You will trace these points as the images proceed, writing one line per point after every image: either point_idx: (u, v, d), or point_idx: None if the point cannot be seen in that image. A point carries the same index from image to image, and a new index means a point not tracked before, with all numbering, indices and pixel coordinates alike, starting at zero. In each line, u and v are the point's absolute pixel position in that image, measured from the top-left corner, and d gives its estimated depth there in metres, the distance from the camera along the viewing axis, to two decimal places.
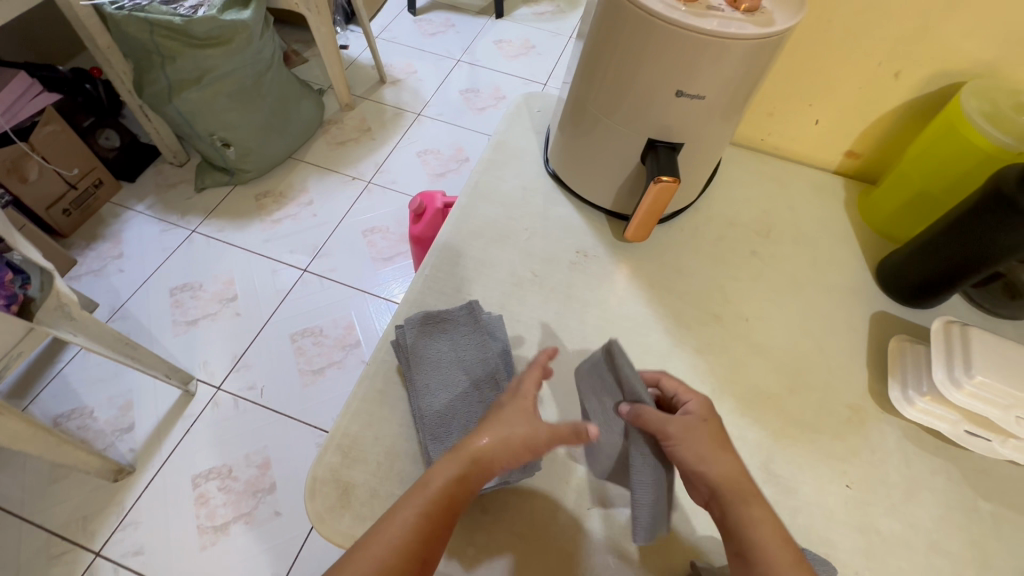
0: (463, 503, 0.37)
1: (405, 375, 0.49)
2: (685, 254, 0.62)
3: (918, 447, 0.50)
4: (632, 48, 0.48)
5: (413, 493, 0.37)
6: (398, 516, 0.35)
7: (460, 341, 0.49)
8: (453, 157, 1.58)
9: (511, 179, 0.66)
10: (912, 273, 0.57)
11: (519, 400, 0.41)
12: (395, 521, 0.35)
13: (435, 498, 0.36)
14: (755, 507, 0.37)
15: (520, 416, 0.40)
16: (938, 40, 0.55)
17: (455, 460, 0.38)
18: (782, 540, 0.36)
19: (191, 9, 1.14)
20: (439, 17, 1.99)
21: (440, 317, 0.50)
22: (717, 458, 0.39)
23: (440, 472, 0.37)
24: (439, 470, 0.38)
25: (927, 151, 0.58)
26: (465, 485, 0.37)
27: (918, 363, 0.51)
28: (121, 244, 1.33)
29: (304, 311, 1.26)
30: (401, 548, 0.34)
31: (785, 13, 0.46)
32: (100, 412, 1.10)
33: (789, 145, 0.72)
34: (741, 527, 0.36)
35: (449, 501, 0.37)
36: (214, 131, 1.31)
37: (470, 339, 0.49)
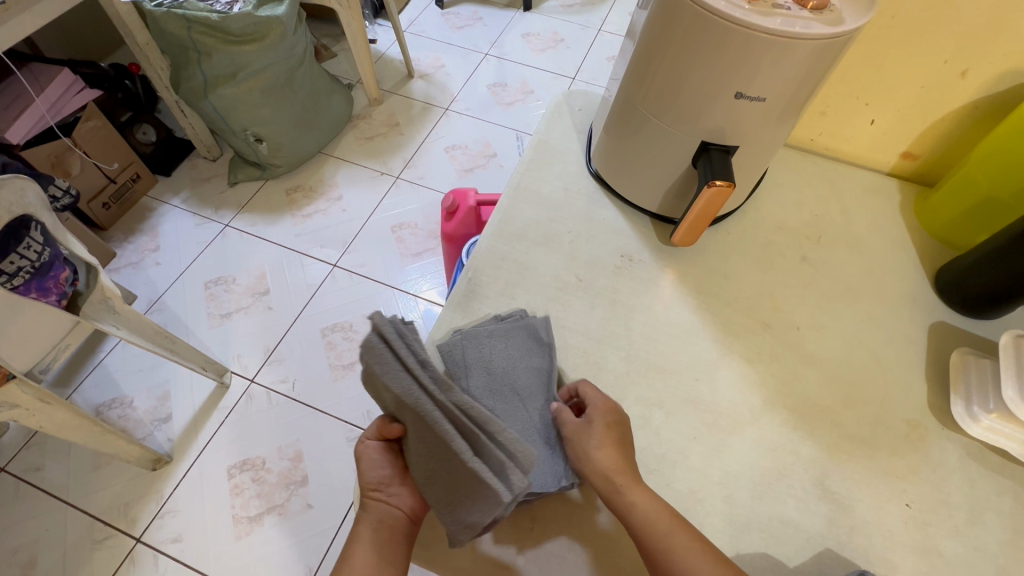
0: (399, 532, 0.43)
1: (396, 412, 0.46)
2: (732, 260, 0.60)
3: (981, 466, 0.48)
4: (687, 46, 0.46)
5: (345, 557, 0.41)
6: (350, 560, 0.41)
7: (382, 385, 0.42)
8: (481, 152, 1.57)
9: (553, 180, 0.64)
10: (977, 282, 0.54)
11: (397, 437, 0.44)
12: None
13: (370, 539, 0.42)
14: (643, 496, 0.41)
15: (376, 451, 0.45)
16: (1011, 35, 0.52)
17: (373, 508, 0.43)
18: (677, 525, 0.40)
19: (228, 5, 1.15)
20: (467, 11, 1.98)
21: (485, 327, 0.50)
22: (610, 457, 0.42)
23: (362, 529, 0.43)
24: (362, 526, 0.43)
25: (996, 153, 0.55)
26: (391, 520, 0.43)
27: (983, 378, 0.49)
28: (157, 237, 1.36)
29: (334, 306, 1.27)
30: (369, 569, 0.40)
31: (854, 11, 0.44)
32: (139, 403, 1.13)
33: (841, 145, 0.69)
34: (637, 517, 0.40)
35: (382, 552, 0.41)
36: (248, 126, 1.32)
37: (464, 351, 0.48)
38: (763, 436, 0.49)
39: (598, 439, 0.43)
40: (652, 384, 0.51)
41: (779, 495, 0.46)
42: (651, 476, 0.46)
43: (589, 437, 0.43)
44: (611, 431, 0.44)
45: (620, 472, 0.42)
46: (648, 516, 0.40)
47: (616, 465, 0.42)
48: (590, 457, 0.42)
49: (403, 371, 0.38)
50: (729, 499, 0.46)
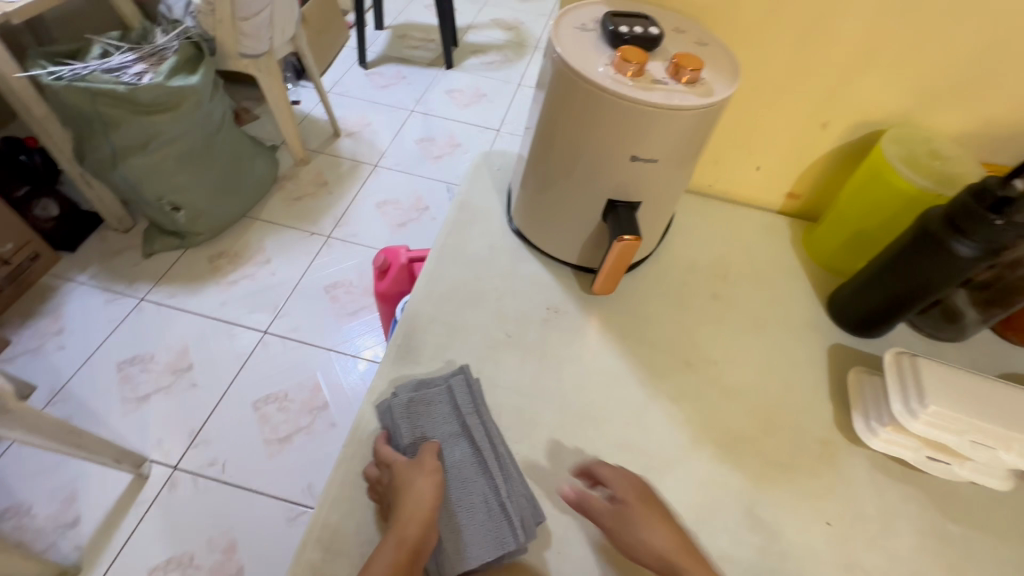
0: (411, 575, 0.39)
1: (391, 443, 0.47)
2: (651, 303, 0.64)
3: (886, 476, 0.52)
4: (585, 117, 0.50)
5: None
6: None
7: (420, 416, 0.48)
8: (413, 206, 1.58)
9: (477, 239, 0.66)
10: (864, 304, 0.61)
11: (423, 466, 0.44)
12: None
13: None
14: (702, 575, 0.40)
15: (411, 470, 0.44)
16: (856, 93, 0.61)
17: (395, 539, 0.40)
18: None
19: (135, 76, 1.13)
20: (391, 70, 2.04)
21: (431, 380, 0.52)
22: (665, 538, 0.42)
23: (381, 559, 0.39)
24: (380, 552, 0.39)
25: (859, 194, 0.63)
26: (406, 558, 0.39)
27: (876, 394, 0.54)
28: (61, 319, 1.25)
29: (266, 375, 1.21)
30: None
31: (723, 82, 0.49)
32: (39, 509, 1.00)
33: (736, 189, 0.77)
34: None
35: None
36: (163, 195, 1.27)
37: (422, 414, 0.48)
38: (695, 474, 0.51)
39: (647, 522, 0.42)
40: (586, 433, 0.52)
41: (714, 530, 0.48)
42: (593, 528, 0.47)
43: (632, 521, 0.43)
44: (654, 509, 0.44)
45: (678, 551, 0.41)
46: None
47: (672, 544, 0.42)
48: (643, 542, 0.42)
49: (474, 408, 0.49)
50: None
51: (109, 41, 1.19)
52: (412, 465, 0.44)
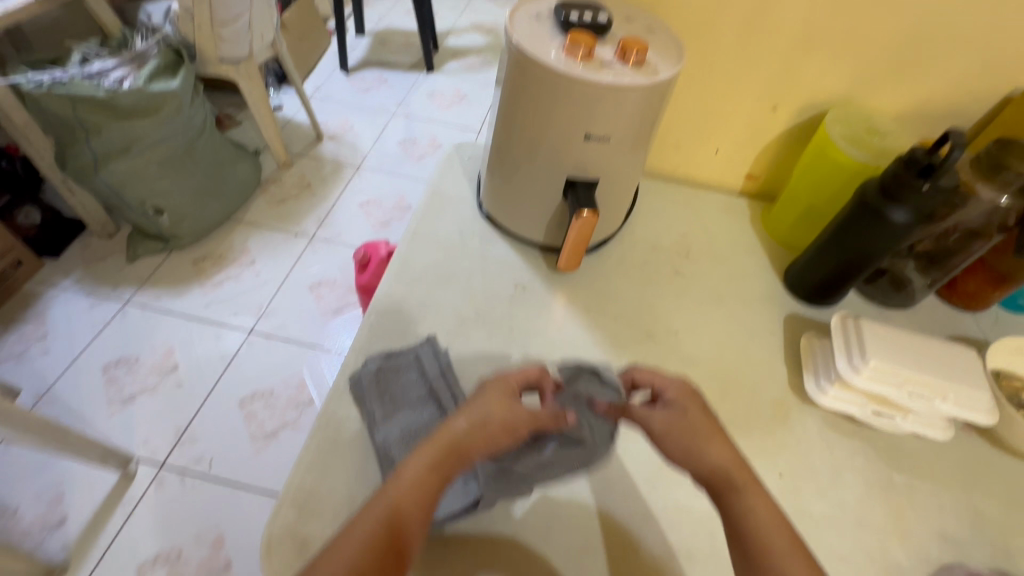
0: (437, 490, 0.39)
1: (361, 410, 0.50)
2: (616, 279, 0.67)
3: (836, 432, 0.56)
4: (540, 100, 0.53)
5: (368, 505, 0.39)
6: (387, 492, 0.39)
7: (391, 383, 0.51)
8: (395, 206, 1.61)
9: (448, 224, 0.69)
10: (813, 276, 0.64)
11: (504, 386, 0.44)
12: (357, 527, 0.37)
13: (411, 481, 0.39)
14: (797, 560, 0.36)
15: (473, 412, 0.42)
16: (801, 76, 0.65)
17: (428, 451, 0.41)
18: None
19: (116, 81, 1.14)
20: (372, 74, 2.07)
21: (400, 351, 0.55)
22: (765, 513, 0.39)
23: (415, 462, 0.40)
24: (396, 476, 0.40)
25: (809, 170, 0.66)
26: (434, 474, 0.40)
27: (826, 356, 0.58)
28: (46, 323, 1.26)
29: (252, 374, 1.22)
30: (391, 506, 0.38)
31: (668, 63, 0.53)
32: (26, 510, 1.01)
33: (697, 173, 0.80)
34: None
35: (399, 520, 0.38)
36: (145, 200, 1.28)
37: (391, 382, 0.51)
38: None
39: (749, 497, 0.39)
40: None
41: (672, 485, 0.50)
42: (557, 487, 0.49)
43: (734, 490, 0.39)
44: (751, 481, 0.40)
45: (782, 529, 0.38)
46: None
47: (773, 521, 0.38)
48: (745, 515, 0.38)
49: (441, 376, 0.52)
50: (628, 496, 0.49)
51: (88, 50, 1.21)
52: (501, 386, 0.44)
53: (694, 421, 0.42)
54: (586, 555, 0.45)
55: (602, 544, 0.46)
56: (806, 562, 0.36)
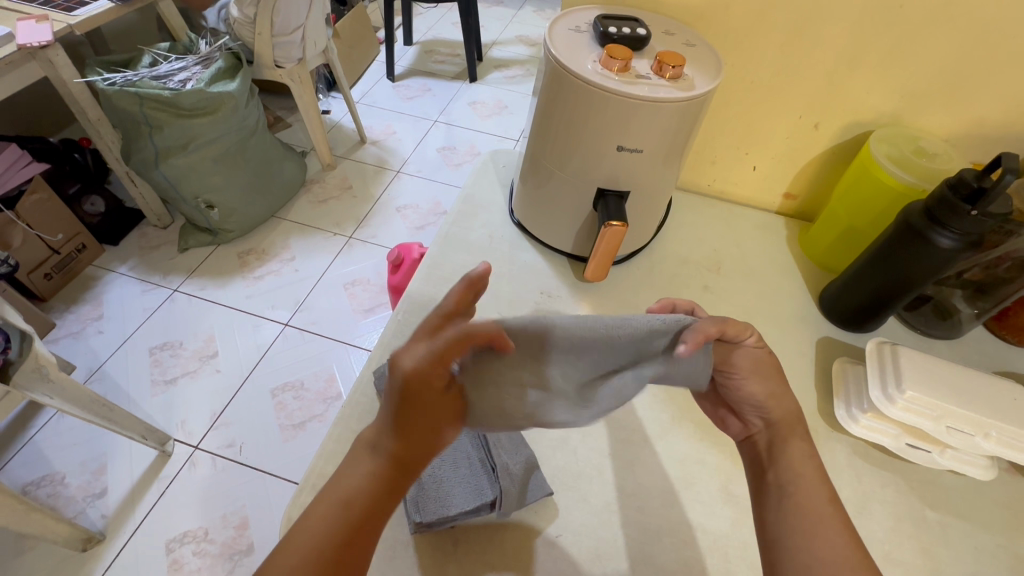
0: (381, 505, 0.34)
1: None
2: (643, 292, 0.67)
3: (866, 461, 0.53)
4: (575, 110, 0.54)
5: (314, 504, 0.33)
6: (321, 516, 0.33)
7: None
8: (431, 210, 1.64)
9: (479, 228, 0.71)
10: (850, 299, 0.62)
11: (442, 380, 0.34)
12: (308, 527, 0.32)
13: (349, 500, 0.33)
14: (831, 524, 0.37)
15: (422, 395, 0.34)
16: (846, 94, 0.63)
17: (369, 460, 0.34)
18: (851, 548, 0.36)
19: (180, 83, 1.22)
20: (417, 82, 2.13)
21: None
22: (811, 473, 0.40)
23: (358, 473, 0.34)
24: (351, 460, 0.35)
25: (850, 191, 0.64)
26: (381, 488, 0.34)
27: (859, 382, 0.56)
28: (102, 305, 1.35)
29: (286, 365, 1.27)
30: (330, 529, 0.32)
31: (705, 78, 0.53)
32: (72, 479, 1.07)
33: (733, 189, 0.79)
34: (809, 522, 0.37)
35: (359, 519, 0.33)
36: (199, 194, 1.36)
37: None
38: (673, 449, 0.53)
39: (799, 453, 0.41)
40: None
41: (688, 502, 0.49)
42: (569, 493, 0.49)
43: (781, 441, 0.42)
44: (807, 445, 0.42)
45: (822, 486, 0.39)
46: (832, 536, 0.36)
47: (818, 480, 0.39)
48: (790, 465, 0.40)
49: None
50: (642, 509, 0.48)
51: (157, 52, 1.30)
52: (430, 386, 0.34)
53: (766, 362, 0.44)
54: (596, 566, 0.45)
55: (613, 555, 0.45)
56: (843, 531, 0.36)
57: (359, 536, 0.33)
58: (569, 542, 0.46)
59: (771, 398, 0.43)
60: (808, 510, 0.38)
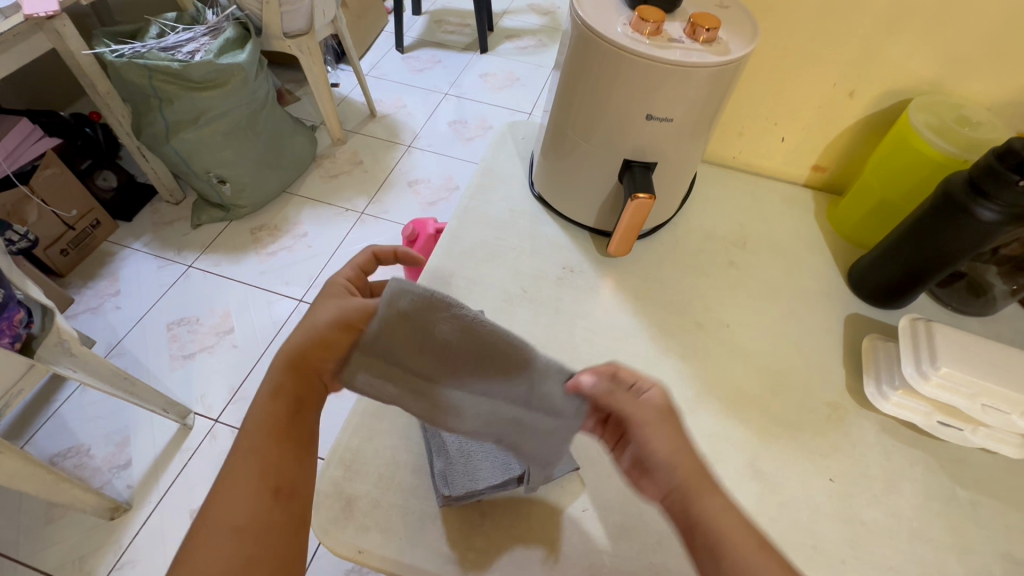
0: (292, 417, 0.40)
1: None
2: (666, 267, 0.65)
3: (896, 439, 0.53)
4: (601, 76, 0.52)
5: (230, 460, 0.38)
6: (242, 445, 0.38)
7: None
8: (443, 186, 1.62)
9: (498, 202, 0.69)
10: (881, 274, 0.61)
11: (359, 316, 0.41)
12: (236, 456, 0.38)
13: (261, 425, 0.39)
14: None
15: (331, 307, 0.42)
16: (886, 59, 0.60)
17: (269, 389, 0.40)
18: None
19: (188, 55, 1.20)
20: (426, 54, 2.08)
21: None
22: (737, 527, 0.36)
23: (259, 406, 0.40)
24: (256, 405, 0.40)
25: (886, 161, 0.62)
26: (285, 406, 0.40)
27: (890, 359, 0.55)
28: (118, 281, 1.36)
29: (301, 340, 1.28)
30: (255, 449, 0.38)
31: (740, 42, 0.50)
32: (97, 450, 1.10)
33: (759, 161, 0.76)
34: None
35: (276, 432, 0.39)
36: (210, 169, 1.35)
37: None
38: (698, 425, 0.52)
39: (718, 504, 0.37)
40: None
41: (714, 478, 0.49)
42: (595, 468, 0.48)
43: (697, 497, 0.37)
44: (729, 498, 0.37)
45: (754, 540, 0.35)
46: None
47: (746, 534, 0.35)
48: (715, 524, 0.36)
49: None
50: None
51: (165, 23, 1.27)
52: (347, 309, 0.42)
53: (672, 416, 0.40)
54: (623, 540, 0.45)
55: (640, 529, 0.45)
56: None
57: (285, 447, 0.39)
58: (596, 516, 0.46)
59: (677, 450, 0.39)
60: (743, 564, 0.34)
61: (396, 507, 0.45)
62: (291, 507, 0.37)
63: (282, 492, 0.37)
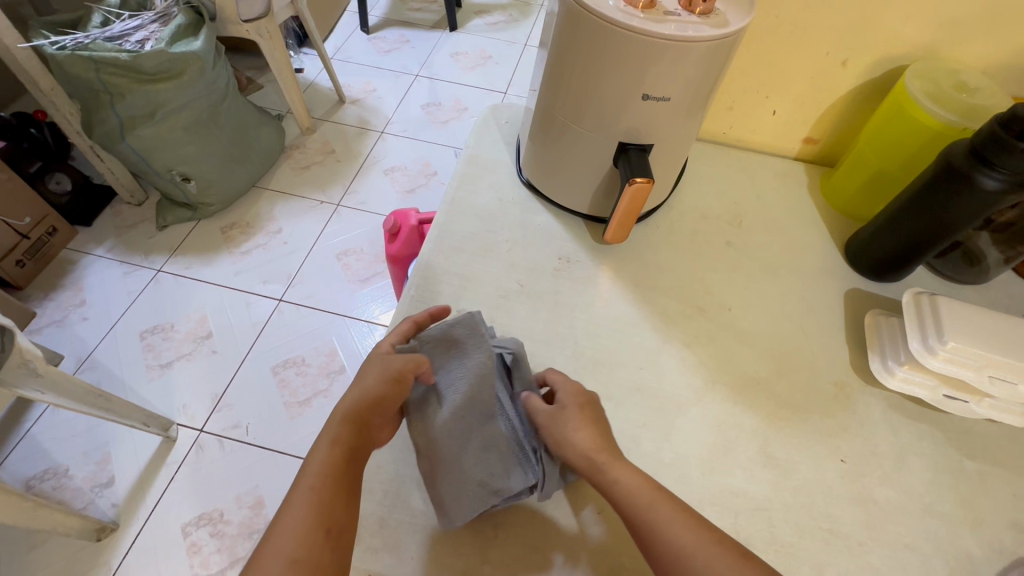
0: (352, 467, 0.40)
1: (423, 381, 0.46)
2: (664, 251, 0.63)
3: (903, 414, 0.52)
4: (594, 54, 0.49)
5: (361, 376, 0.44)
6: (299, 488, 0.38)
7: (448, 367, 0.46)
8: (421, 172, 1.57)
9: (487, 192, 0.66)
10: (879, 247, 0.60)
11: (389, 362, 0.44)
12: (291, 505, 0.37)
13: (319, 472, 0.38)
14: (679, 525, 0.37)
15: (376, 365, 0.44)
16: (881, 26, 0.58)
17: (328, 435, 0.40)
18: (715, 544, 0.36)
19: (137, 44, 1.11)
20: (393, 34, 1.99)
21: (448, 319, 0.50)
22: (633, 475, 0.40)
23: (319, 451, 0.40)
24: (315, 451, 0.40)
25: (882, 132, 0.61)
26: (343, 453, 0.40)
27: (894, 335, 0.54)
28: (83, 291, 1.28)
29: (284, 341, 1.23)
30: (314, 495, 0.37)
31: (737, 13, 0.48)
32: (76, 470, 1.05)
33: (750, 136, 0.74)
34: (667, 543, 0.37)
35: (336, 477, 0.39)
36: (173, 166, 1.27)
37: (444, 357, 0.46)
38: (708, 414, 0.51)
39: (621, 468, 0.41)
40: (599, 377, 0.52)
41: (728, 469, 0.48)
42: None
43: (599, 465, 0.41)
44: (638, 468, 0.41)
45: (651, 488, 0.40)
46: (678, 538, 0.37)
47: (641, 484, 0.40)
48: (618, 486, 0.40)
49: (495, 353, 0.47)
50: (682, 479, 0.47)
51: (109, 9, 1.17)
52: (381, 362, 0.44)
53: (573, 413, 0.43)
54: None
55: None
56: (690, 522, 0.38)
57: (339, 493, 0.38)
58: (611, 517, 0.45)
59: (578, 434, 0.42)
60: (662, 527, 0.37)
61: (404, 525, 0.43)
62: (341, 552, 0.36)
63: (336, 532, 0.37)
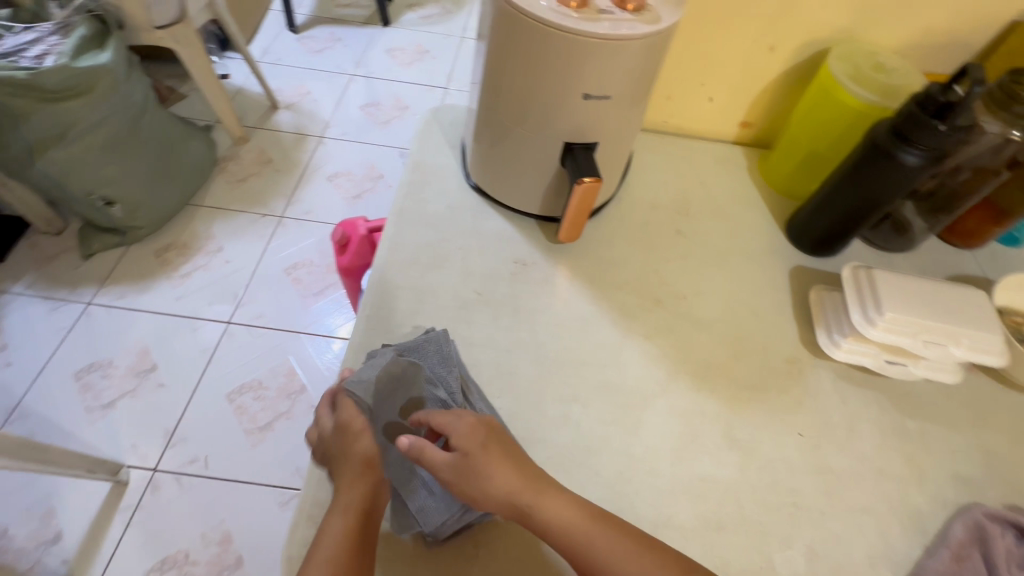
0: (367, 533, 0.40)
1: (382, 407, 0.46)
2: (618, 245, 0.64)
3: (851, 383, 0.55)
4: (531, 56, 0.48)
5: (354, 433, 0.43)
6: (319, 551, 0.38)
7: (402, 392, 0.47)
8: (366, 176, 1.52)
9: (435, 199, 0.64)
10: (817, 224, 0.63)
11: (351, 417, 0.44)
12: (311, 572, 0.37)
13: (337, 538, 0.39)
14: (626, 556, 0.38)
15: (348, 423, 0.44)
16: (803, 12, 0.60)
17: (343, 500, 0.41)
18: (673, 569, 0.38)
19: (36, 59, 1.01)
20: (323, 32, 1.91)
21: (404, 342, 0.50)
22: (568, 507, 0.40)
23: (337, 518, 0.40)
24: (334, 516, 0.40)
25: (812, 114, 0.63)
26: (359, 518, 0.40)
27: (837, 309, 0.57)
28: (3, 333, 1.17)
29: (237, 365, 1.17)
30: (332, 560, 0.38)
31: (668, 8, 0.48)
32: (16, 530, 0.97)
33: (690, 123, 0.76)
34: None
35: (355, 542, 0.39)
36: (93, 190, 1.18)
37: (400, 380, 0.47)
38: (673, 405, 0.52)
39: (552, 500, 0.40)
40: (565, 380, 0.52)
41: (696, 456, 0.49)
42: (580, 469, 0.47)
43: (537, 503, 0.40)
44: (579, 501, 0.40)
45: (587, 518, 0.40)
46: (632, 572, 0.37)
47: (580, 517, 0.40)
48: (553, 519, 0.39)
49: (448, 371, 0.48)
50: (654, 472, 0.48)
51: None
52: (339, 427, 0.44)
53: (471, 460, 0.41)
54: None
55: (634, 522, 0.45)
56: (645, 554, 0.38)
57: (355, 559, 0.38)
58: None
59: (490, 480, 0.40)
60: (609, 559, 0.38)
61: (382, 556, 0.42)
62: None
63: None
